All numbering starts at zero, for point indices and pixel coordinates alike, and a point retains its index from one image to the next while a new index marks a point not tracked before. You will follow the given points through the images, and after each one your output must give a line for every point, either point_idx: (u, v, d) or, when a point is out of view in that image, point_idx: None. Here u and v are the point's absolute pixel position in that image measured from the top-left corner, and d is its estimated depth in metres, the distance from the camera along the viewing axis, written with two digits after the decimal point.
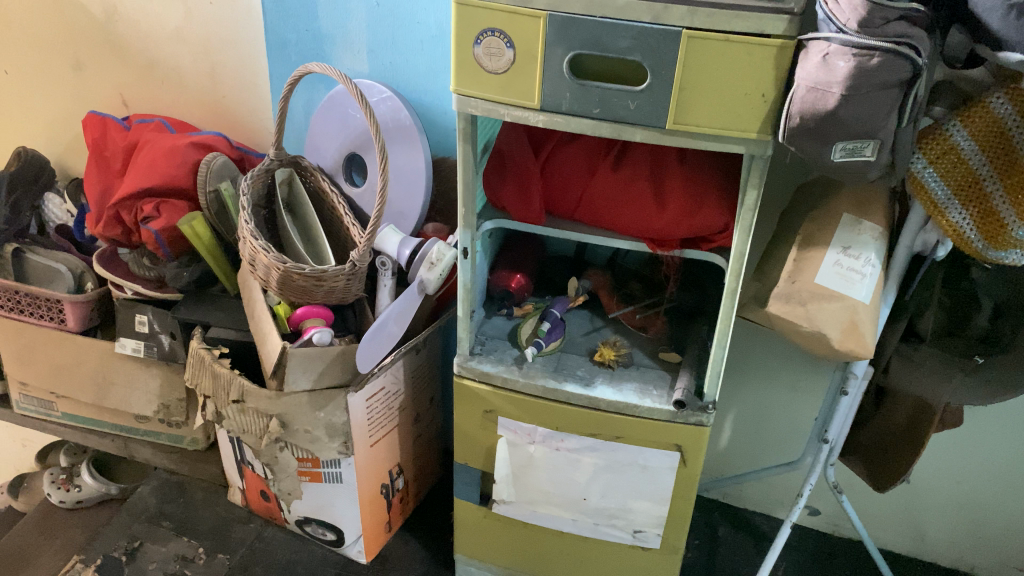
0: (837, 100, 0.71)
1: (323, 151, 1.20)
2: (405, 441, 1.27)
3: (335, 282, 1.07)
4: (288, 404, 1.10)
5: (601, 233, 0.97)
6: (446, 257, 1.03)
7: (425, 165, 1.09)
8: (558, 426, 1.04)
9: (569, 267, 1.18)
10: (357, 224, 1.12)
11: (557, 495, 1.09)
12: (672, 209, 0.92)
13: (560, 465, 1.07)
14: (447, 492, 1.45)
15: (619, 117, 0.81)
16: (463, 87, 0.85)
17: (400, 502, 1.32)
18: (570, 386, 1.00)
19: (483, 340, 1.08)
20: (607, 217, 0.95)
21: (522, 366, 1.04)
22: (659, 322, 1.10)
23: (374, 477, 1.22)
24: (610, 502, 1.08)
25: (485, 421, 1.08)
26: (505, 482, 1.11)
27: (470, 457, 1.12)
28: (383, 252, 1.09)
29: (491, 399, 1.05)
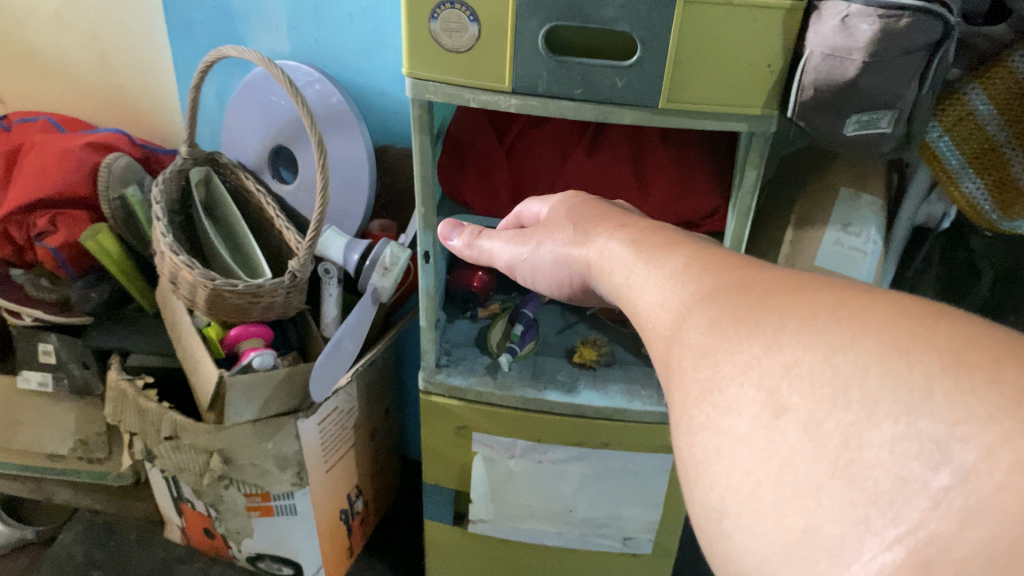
0: (858, 68, 0.63)
1: (243, 145, 1.06)
2: (363, 459, 1.15)
3: (273, 297, 0.94)
4: (230, 437, 0.97)
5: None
6: (400, 261, 0.93)
7: (367, 156, 0.96)
8: (539, 437, 0.94)
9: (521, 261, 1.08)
10: (292, 228, 0.99)
11: (540, 508, 1.00)
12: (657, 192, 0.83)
13: (543, 478, 0.97)
14: (409, 503, 1.34)
15: (606, 99, 0.71)
16: (417, 71, 0.72)
17: (361, 523, 1.19)
18: (552, 394, 0.91)
19: (449, 350, 0.97)
20: None
21: (496, 375, 0.93)
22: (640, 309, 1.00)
23: (332, 503, 1.10)
24: (599, 511, 1.00)
25: (456, 439, 0.97)
26: (482, 501, 1.01)
27: (439, 477, 1.01)
28: (325, 259, 0.96)
29: (462, 414, 0.94)
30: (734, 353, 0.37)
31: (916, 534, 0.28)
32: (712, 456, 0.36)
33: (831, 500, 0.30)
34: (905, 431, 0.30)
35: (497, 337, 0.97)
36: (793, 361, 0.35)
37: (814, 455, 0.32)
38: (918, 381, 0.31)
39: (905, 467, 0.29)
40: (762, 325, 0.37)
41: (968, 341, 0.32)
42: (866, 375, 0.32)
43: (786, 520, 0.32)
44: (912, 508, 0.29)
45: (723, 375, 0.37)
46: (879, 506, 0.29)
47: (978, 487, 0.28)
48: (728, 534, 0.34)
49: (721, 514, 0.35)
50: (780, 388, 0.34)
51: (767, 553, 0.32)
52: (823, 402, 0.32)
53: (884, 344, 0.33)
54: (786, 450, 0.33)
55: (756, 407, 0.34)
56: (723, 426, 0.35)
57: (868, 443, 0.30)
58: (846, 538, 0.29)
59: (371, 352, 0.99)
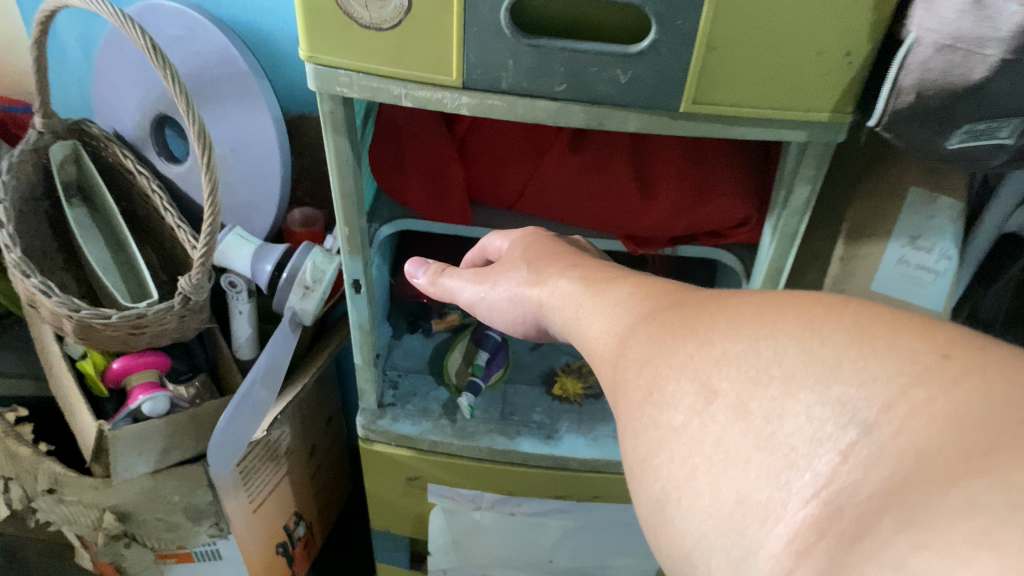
0: (991, 69, 0.41)
1: (119, 110, 0.80)
2: (302, 482, 0.96)
3: (162, 324, 0.72)
4: (123, 494, 0.77)
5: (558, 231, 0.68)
6: (326, 276, 0.71)
7: (279, 134, 0.74)
8: (511, 490, 0.76)
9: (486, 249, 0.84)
10: (187, 226, 0.76)
11: (513, 559, 0.83)
12: (666, 195, 0.62)
13: (515, 530, 0.80)
14: (362, 506, 1.17)
15: (602, 99, 0.47)
16: (319, 55, 0.48)
17: (305, 546, 1.02)
18: (528, 444, 0.72)
19: (396, 381, 0.77)
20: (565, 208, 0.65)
21: (456, 419, 0.74)
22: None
23: (266, 539, 0.92)
24: (583, 562, 0.83)
25: (407, 489, 0.78)
26: (442, 551, 0.83)
27: (390, 525, 0.83)
28: (229, 270, 0.75)
29: (415, 465, 0.75)
30: (669, 354, 0.31)
31: (830, 483, 0.23)
32: (653, 452, 0.29)
33: (744, 460, 0.25)
34: (823, 398, 0.24)
35: (460, 363, 0.76)
36: (710, 349, 0.29)
37: (736, 423, 0.26)
38: (829, 353, 0.25)
39: (817, 423, 0.24)
40: (697, 320, 0.31)
41: (906, 324, 0.26)
42: (781, 352, 0.26)
43: (717, 494, 0.25)
44: (822, 464, 0.23)
45: (658, 374, 0.30)
46: (796, 465, 0.24)
47: (890, 435, 0.23)
48: (668, 524, 0.27)
49: (663, 507, 0.28)
50: (701, 367, 0.28)
51: (701, 534, 0.26)
52: (749, 382, 0.26)
53: (806, 323, 0.27)
54: (714, 429, 0.26)
55: (690, 398, 0.28)
56: (659, 418, 0.29)
57: (791, 421, 0.25)
58: (777, 497, 0.24)
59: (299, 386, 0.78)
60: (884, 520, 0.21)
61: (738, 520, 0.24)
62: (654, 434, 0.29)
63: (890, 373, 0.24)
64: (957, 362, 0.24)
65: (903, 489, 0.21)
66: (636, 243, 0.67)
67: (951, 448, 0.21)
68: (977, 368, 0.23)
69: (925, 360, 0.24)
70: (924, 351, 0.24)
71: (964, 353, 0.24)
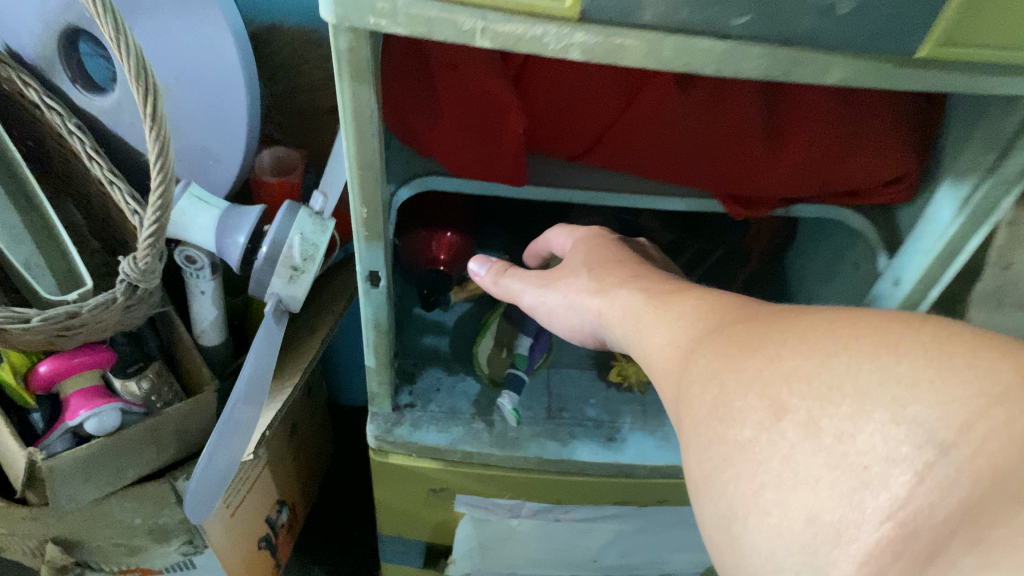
0: None
1: (11, 22, 0.58)
2: (284, 466, 0.80)
3: (105, 319, 0.55)
4: (69, 522, 0.61)
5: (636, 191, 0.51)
6: (316, 249, 0.52)
7: (243, 55, 0.53)
8: (559, 498, 0.62)
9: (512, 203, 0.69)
10: (125, 182, 0.56)
11: (551, 560, 0.70)
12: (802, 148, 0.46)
13: (559, 535, 0.66)
14: (347, 467, 1.02)
15: (799, 39, 0.30)
16: None
17: (289, 529, 0.87)
18: (585, 451, 0.57)
19: (414, 374, 0.61)
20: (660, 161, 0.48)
21: (493, 422, 0.59)
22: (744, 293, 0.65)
23: (249, 538, 0.76)
24: (633, 560, 0.70)
25: (429, 499, 0.63)
26: (466, 556, 0.70)
27: (406, 533, 0.69)
28: (184, 241, 0.57)
29: (443, 478, 0.60)
30: (734, 368, 0.27)
31: (907, 503, 0.21)
32: (719, 467, 0.26)
33: (815, 477, 0.23)
34: (901, 420, 0.22)
35: (499, 350, 0.60)
36: (778, 364, 0.26)
37: (809, 443, 0.23)
38: (904, 370, 0.23)
39: (892, 442, 0.22)
40: (761, 333, 0.28)
41: (992, 346, 0.23)
42: (853, 369, 0.24)
43: (788, 515, 0.23)
44: (895, 484, 0.21)
45: (722, 388, 0.27)
46: (872, 484, 0.21)
47: (970, 457, 0.20)
48: (735, 541, 0.25)
49: (735, 531, 0.25)
50: (769, 386, 0.25)
51: (770, 557, 0.23)
52: (820, 396, 0.24)
53: (878, 336, 0.24)
54: (783, 448, 0.24)
55: (758, 411, 0.25)
56: (725, 433, 0.26)
57: (869, 443, 0.22)
58: (853, 518, 0.21)
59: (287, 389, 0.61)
60: (954, 542, 0.19)
61: (811, 544, 0.22)
62: (722, 448, 0.26)
63: (968, 395, 0.21)
64: None
65: (971, 511, 0.19)
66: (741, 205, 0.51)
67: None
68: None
69: (1004, 379, 0.21)
70: (1000, 369, 0.22)
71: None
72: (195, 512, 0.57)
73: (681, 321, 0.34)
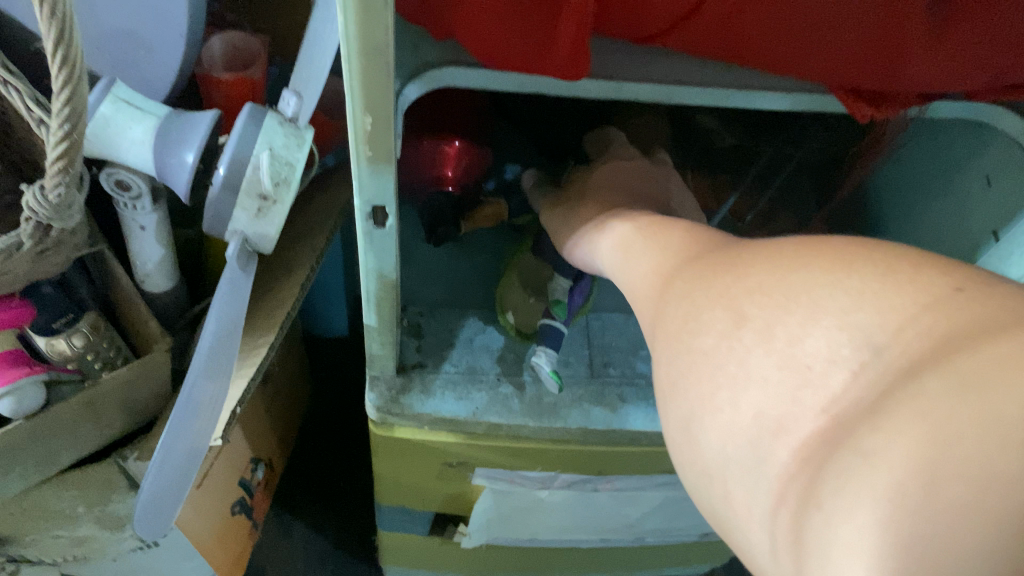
0: None
1: None
2: (258, 420, 0.69)
3: (9, 268, 0.41)
4: None
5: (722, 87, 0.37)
6: (292, 172, 0.38)
7: None
8: (602, 470, 0.51)
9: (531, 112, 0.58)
10: (26, 85, 0.41)
11: (583, 527, 0.60)
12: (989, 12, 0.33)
13: (595, 504, 0.56)
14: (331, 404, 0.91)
15: None
16: None
17: (268, 486, 0.76)
18: (643, 419, 0.46)
19: (419, 327, 0.50)
20: (783, 42, 0.34)
21: (523, 387, 0.47)
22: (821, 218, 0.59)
23: (223, 508, 0.65)
24: (677, 524, 0.61)
25: (440, 472, 0.52)
26: (482, 527, 0.60)
27: (413, 505, 0.58)
28: (110, 161, 0.43)
29: (460, 450, 0.49)
30: (702, 288, 0.25)
31: (841, 397, 0.19)
32: (682, 380, 0.24)
33: (766, 376, 0.21)
34: (842, 326, 0.20)
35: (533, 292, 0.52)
36: (746, 279, 0.24)
37: (763, 347, 0.21)
38: (852, 283, 0.21)
39: (833, 345, 0.20)
40: (738, 256, 0.25)
41: (948, 265, 0.21)
42: (808, 282, 0.22)
43: (733, 415, 0.21)
44: (832, 383, 0.19)
45: (693, 306, 0.25)
46: (812, 381, 0.20)
47: (901, 357, 0.19)
48: (694, 444, 0.23)
49: (693, 432, 0.23)
50: (733, 297, 0.23)
51: (722, 455, 0.22)
52: (773, 303, 0.22)
53: (839, 254, 0.22)
54: (739, 351, 0.22)
55: (718, 320, 0.23)
56: (688, 345, 0.24)
57: (808, 347, 0.20)
58: (795, 414, 0.20)
59: (262, 349, 0.49)
60: (868, 427, 0.18)
61: (752, 437, 0.21)
62: (682, 354, 0.25)
63: (904, 303, 0.19)
64: (971, 297, 0.19)
65: (880, 393, 0.18)
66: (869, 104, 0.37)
67: (944, 349, 0.18)
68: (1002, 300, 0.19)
69: (932, 291, 0.19)
70: (937, 282, 0.20)
71: (981, 287, 0.19)
72: (144, 519, 0.43)
73: (664, 248, 0.31)
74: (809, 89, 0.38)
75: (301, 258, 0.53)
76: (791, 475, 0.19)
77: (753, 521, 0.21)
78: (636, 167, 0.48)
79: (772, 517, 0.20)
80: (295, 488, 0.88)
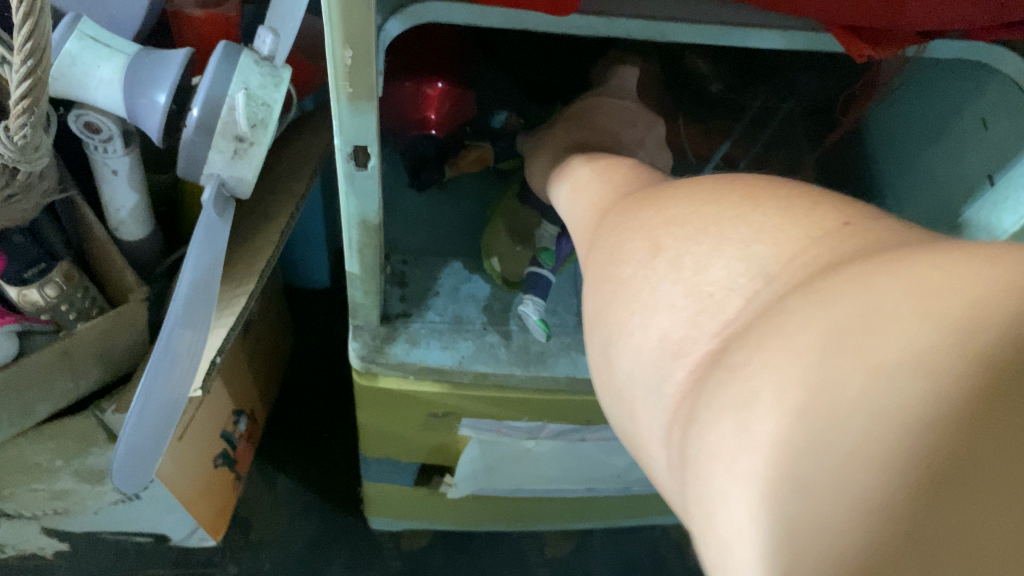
0: None
1: None
2: (240, 373, 0.68)
3: None
4: None
5: (718, 24, 0.35)
6: (269, 113, 0.37)
7: None
8: (588, 419, 0.50)
9: (535, 49, 0.54)
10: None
11: (568, 478, 0.60)
12: None
13: (580, 454, 0.56)
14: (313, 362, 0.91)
15: None
16: None
17: (251, 439, 0.76)
18: None
19: (404, 275, 0.49)
20: None
21: (510, 335, 0.47)
22: (812, 160, 0.59)
23: (207, 461, 0.65)
24: None
25: (426, 423, 0.52)
26: (468, 478, 0.60)
27: (399, 456, 0.58)
28: (79, 102, 0.41)
29: (445, 401, 0.48)
30: (631, 223, 0.26)
31: (732, 321, 0.20)
32: (604, 311, 0.25)
33: (673, 304, 0.22)
34: (741, 255, 0.21)
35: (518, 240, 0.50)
36: (662, 215, 0.24)
37: (672, 275, 0.22)
38: (756, 218, 0.22)
39: (733, 273, 0.21)
40: (660, 192, 0.26)
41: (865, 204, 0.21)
42: (719, 215, 0.22)
43: (644, 338, 0.22)
44: (729, 307, 0.20)
45: (617, 240, 0.26)
46: (712, 307, 0.20)
47: (791, 280, 0.19)
48: (608, 369, 0.24)
49: (609, 357, 0.24)
50: (652, 229, 0.24)
51: (631, 372, 0.23)
52: (684, 235, 0.23)
53: (752, 193, 0.23)
54: (651, 280, 0.23)
55: (637, 253, 0.24)
56: (610, 271, 0.25)
57: (711, 274, 0.21)
58: (693, 337, 0.21)
59: (241, 299, 0.48)
60: (741, 347, 0.19)
61: (658, 358, 0.21)
62: (606, 283, 0.25)
63: (801, 234, 0.21)
64: (857, 230, 0.20)
65: (760, 320, 0.19)
66: (866, 43, 0.35)
67: (822, 272, 0.19)
68: (881, 233, 0.20)
69: (824, 227, 0.20)
70: (827, 219, 0.21)
71: (865, 222, 0.21)
72: (122, 471, 0.43)
73: (608, 182, 0.32)
74: (808, 28, 0.36)
75: (284, 206, 0.52)
76: (684, 395, 0.20)
77: (650, 436, 0.22)
78: (625, 108, 0.47)
79: (666, 433, 0.21)
80: (276, 437, 0.87)
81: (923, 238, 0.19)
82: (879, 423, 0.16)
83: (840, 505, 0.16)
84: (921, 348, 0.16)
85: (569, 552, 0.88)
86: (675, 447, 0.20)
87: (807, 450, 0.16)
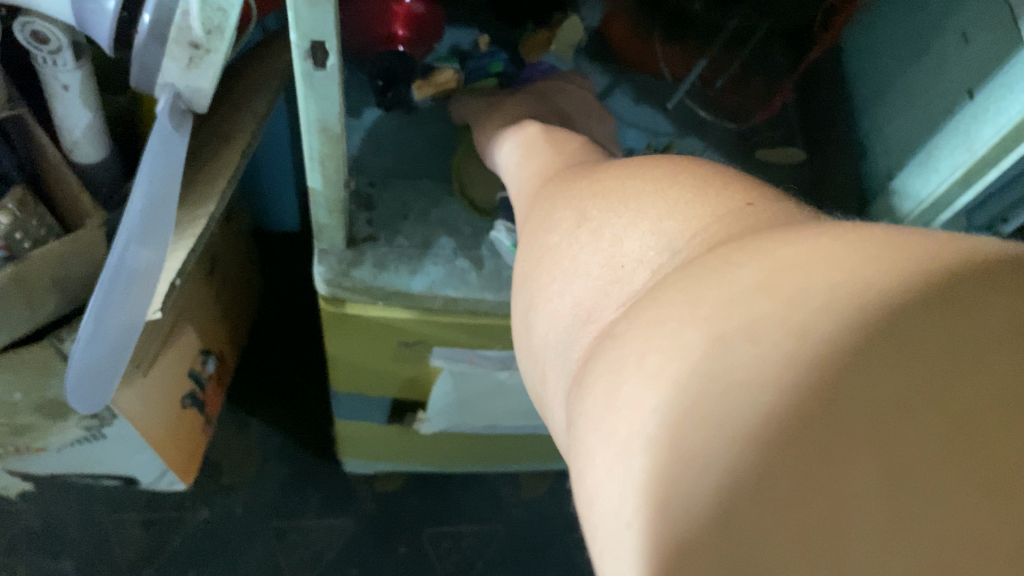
0: None
1: None
2: (206, 308, 0.67)
3: None
4: None
5: None
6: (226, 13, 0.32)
7: None
8: None
9: None
10: None
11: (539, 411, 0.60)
12: None
13: None
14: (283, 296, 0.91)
15: None
16: None
17: (219, 374, 0.75)
18: None
19: (370, 196, 0.48)
20: None
21: (482, 261, 0.46)
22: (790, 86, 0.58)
23: (176, 392, 0.64)
24: None
25: (396, 354, 0.52)
26: (441, 412, 0.60)
27: (370, 391, 0.58)
28: (24, 8, 0.39)
29: (417, 328, 0.48)
30: (564, 194, 0.32)
31: (635, 292, 0.25)
32: (540, 273, 0.30)
33: (588, 271, 0.27)
34: (653, 227, 0.26)
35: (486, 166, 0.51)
36: (590, 188, 0.30)
37: (592, 244, 0.28)
38: (668, 195, 0.27)
39: (644, 248, 0.25)
40: (594, 170, 0.32)
41: None
42: (639, 187, 0.28)
43: (560, 302, 0.28)
44: (638, 277, 0.25)
45: (555, 210, 0.31)
46: (621, 279, 0.26)
47: (691, 250, 0.24)
48: (528, 334, 0.30)
49: (529, 321, 0.30)
50: (579, 201, 0.30)
51: (547, 331, 0.28)
52: (608, 207, 0.28)
53: (661, 167, 0.29)
54: (573, 249, 0.28)
55: (566, 223, 0.30)
56: (541, 239, 0.31)
57: (626, 248, 0.26)
58: (600, 304, 0.26)
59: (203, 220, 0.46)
60: (629, 316, 0.24)
61: (570, 320, 0.27)
62: (537, 247, 0.31)
63: (706, 209, 0.25)
64: (757, 208, 0.25)
65: (647, 290, 0.24)
66: None
67: (705, 249, 0.24)
68: (771, 212, 0.24)
69: (729, 205, 0.25)
70: (735, 196, 0.26)
71: (765, 202, 0.25)
72: (76, 388, 0.43)
73: (555, 157, 0.39)
74: None
75: (243, 127, 0.49)
76: (582, 356, 0.25)
77: (549, 382, 0.28)
78: (581, 101, 0.55)
79: (566, 391, 0.26)
80: (248, 389, 0.90)
81: (803, 217, 0.24)
82: (722, 392, 0.20)
83: (678, 460, 0.20)
84: (766, 322, 0.20)
85: (544, 493, 0.91)
86: (571, 405, 0.25)
87: (662, 413, 0.20)
